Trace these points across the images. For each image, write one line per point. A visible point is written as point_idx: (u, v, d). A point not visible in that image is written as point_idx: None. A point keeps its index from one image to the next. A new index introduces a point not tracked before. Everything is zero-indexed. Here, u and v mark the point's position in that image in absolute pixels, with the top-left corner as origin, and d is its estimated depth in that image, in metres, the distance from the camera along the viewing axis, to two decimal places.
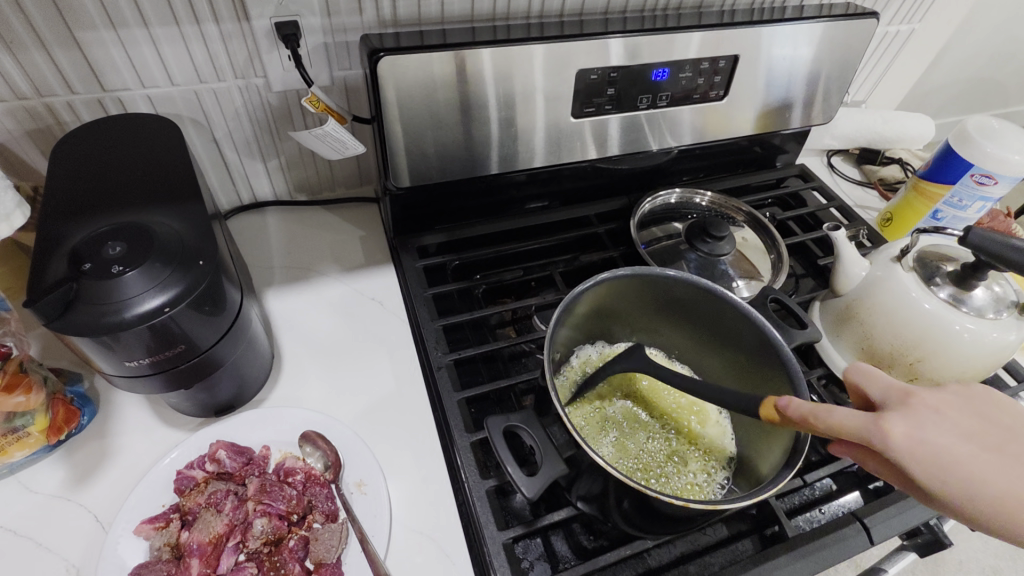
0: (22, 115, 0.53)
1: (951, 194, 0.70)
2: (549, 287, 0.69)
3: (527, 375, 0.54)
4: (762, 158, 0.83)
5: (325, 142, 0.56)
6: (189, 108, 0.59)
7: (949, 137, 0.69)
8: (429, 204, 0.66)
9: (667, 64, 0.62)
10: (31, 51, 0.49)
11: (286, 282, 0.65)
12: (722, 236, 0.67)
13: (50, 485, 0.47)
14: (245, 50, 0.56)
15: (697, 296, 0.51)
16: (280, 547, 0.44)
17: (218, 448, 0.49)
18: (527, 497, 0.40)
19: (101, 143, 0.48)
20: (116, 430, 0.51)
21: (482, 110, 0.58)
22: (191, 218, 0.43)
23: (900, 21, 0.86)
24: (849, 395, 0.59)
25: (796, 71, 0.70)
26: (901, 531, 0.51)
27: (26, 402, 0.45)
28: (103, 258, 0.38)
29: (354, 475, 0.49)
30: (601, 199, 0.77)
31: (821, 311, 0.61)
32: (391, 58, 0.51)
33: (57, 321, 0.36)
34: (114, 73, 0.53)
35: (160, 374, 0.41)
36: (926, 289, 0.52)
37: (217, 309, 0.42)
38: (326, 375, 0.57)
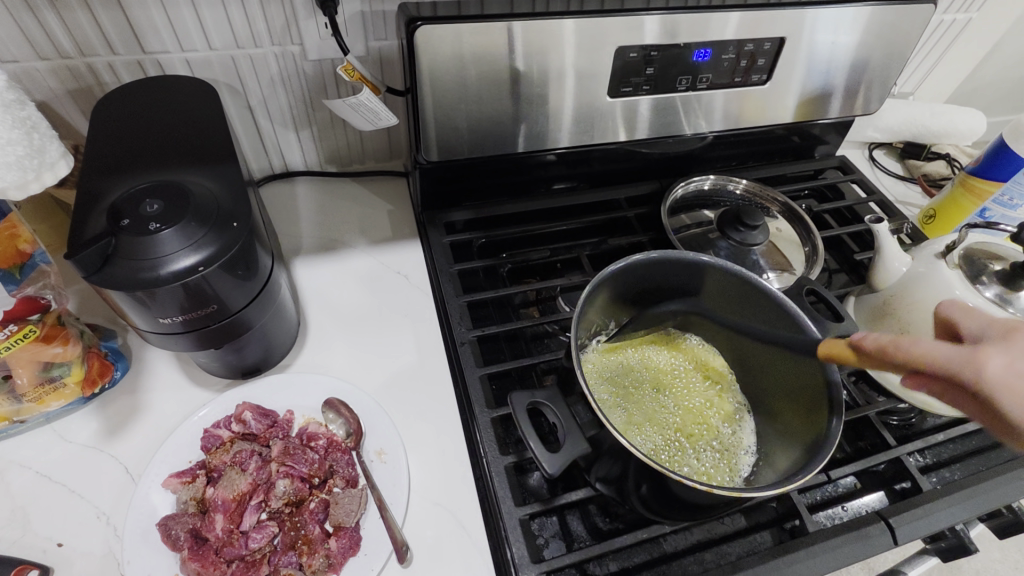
0: (65, 74, 0.54)
1: (1001, 192, 0.67)
2: (574, 269, 0.68)
3: (550, 355, 0.54)
4: (800, 148, 0.81)
5: (358, 112, 0.56)
6: (225, 73, 0.59)
7: (1002, 132, 0.66)
8: (457, 181, 0.66)
9: (708, 44, 0.60)
10: (75, 9, 0.50)
11: (313, 252, 0.65)
12: (755, 225, 0.65)
13: (83, 435, 0.49)
14: (283, 16, 0.56)
15: (728, 283, 0.50)
16: (301, 508, 0.45)
17: (245, 409, 0.49)
18: (547, 474, 0.39)
19: (140, 103, 0.48)
20: (147, 386, 0.52)
21: (515, 85, 0.57)
22: (225, 179, 0.43)
23: (956, 9, 0.82)
24: (879, 394, 0.58)
25: (843, 57, 0.67)
26: (926, 534, 0.49)
27: (63, 353, 0.47)
28: (141, 215, 0.38)
29: (375, 444, 0.49)
30: (632, 182, 0.75)
31: (857, 305, 0.60)
32: (428, 27, 0.51)
33: (96, 274, 0.36)
34: (155, 35, 0.54)
35: (192, 332, 0.42)
36: (971, 288, 0.50)
37: (249, 273, 0.42)
38: (350, 343, 0.58)
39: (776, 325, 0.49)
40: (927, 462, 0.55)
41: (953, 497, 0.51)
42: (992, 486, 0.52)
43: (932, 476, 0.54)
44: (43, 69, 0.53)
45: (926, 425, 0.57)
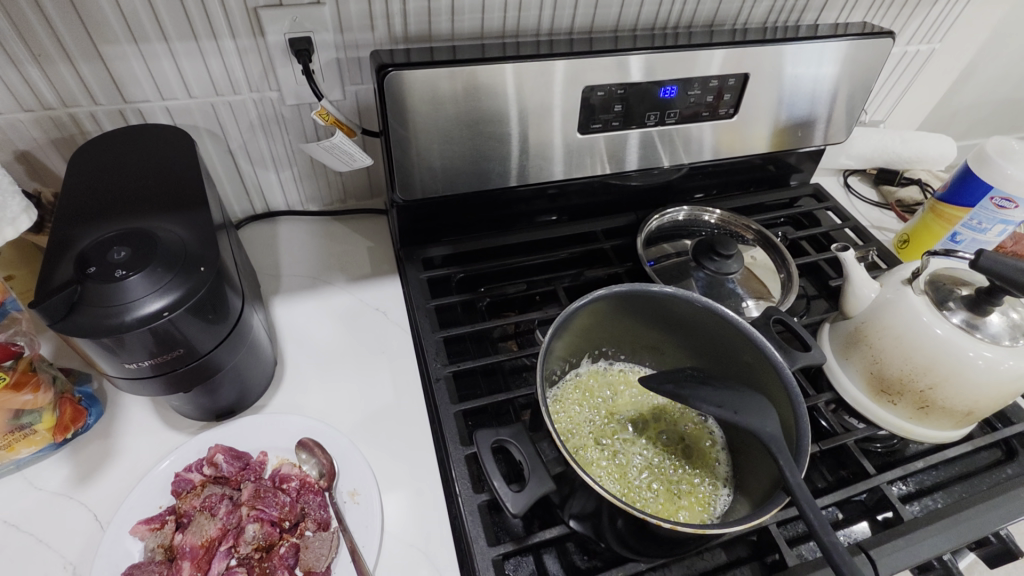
0: (47, 124, 0.55)
1: (970, 216, 0.69)
2: (553, 302, 0.68)
3: (526, 390, 0.54)
4: (775, 177, 0.82)
5: (333, 154, 0.57)
6: (205, 119, 0.61)
7: (967, 158, 0.67)
8: (435, 217, 0.67)
9: (676, 82, 0.62)
10: (57, 63, 0.52)
11: (292, 291, 0.66)
12: (730, 254, 0.66)
13: (53, 482, 0.48)
14: (260, 64, 0.58)
15: (696, 315, 0.50)
16: (270, 554, 0.44)
17: (216, 452, 0.49)
18: (511, 514, 0.39)
19: (116, 153, 0.49)
20: (120, 430, 0.52)
21: (489, 125, 0.59)
22: (196, 225, 0.44)
23: (919, 40, 0.84)
24: (858, 420, 0.58)
25: (808, 89, 0.69)
26: (909, 565, 0.48)
27: (33, 400, 0.47)
28: (108, 262, 0.39)
29: (348, 484, 0.49)
30: (609, 214, 0.77)
31: (831, 333, 0.60)
32: (399, 72, 0.52)
33: (61, 322, 0.37)
34: (135, 86, 0.56)
35: (160, 376, 0.42)
36: (938, 314, 0.51)
37: (217, 315, 0.43)
38: (326, 382, 0.58)
39: (744, 355, 0.49)
40: (909, 490, 0.55)
41: (934, 526, 0.50)
42: (976, 513, 0.51)
43: (914, 505, 0.53)
44: (27, 120, 0.55)
45: (909, 451, 0.57)
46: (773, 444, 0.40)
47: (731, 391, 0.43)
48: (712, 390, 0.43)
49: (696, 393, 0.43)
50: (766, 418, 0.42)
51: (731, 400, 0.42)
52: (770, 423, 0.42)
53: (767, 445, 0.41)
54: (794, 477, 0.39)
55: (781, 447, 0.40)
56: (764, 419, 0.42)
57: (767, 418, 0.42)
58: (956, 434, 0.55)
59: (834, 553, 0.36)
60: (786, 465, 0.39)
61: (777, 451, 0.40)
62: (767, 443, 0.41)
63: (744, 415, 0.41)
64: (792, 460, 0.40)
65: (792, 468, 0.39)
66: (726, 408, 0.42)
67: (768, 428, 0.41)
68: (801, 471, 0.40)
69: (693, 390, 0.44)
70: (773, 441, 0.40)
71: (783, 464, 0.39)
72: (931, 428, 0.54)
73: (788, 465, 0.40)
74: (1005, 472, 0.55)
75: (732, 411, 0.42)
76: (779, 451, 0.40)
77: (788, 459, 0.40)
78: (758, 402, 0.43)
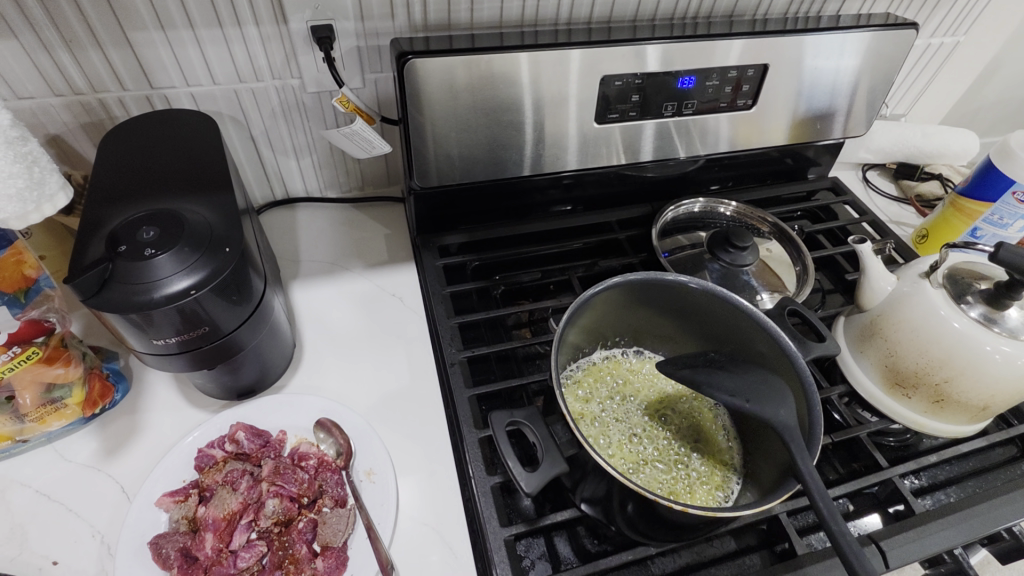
0: (77, 108, 0.57)
1: (991, 211, 0.68)
2: (567, 291, 0.69)
3: (540, 375, 0.54)
4: (793, 170, 0.81)
5: (353, 141, 0.59)
6: (229, 106, 0.62)
7: (989, 153, 0.67)
8: (451, 206, 0.68)
9: (693, 72, 0.62)
10: (88, 49, 0.53)
11: (311, 276, 0.67)
12: (745, 246, 0.66)
13: (82, 455, 0.50)
14: (282, 51, 0.59)
15: (711, 305, 0.51)
16: (289, 528, 0.46)
17: (238, 430, 0.50)
18: (526, 493, 0.40)
19: (144, 137, 0.51)
20: (145, 407, 0.54)
21: (508, 114, 0.59)
22: (221, 207, 0.45)
23: (944, 32, 0.83)
24: (870, 413, 0.58)
25: (826, 82, 0.68)
26: (920, 558, 0.48)
27: (64, 373, 0.49)
28: (137, 242, 0.40)
29: (365, 464, 0.50)
30: (625, 204, 0.77)
31: (845, 326, 0.60)
32: (418, 60, 0.53)
33: (93, 298, 0.38)
34: (162, 72, 0.57)
35: (185, 353, 0.43)
36: (956, 307, 0.51)
37: (240, 296, 0.44)
38: (343, 365, 0.59)
39: (758, 345, 0.49)
40: (922, 484, 0.55)
41: (947, 520, 0.50)
42: (988, 509, 0.51)
43: (927, 498, 0.53)
44: (58, 105, 0.56)
45: (923, 445, 0.57)
46: (786, 433, 0.41)
47: (743, 381, 0.44)
48: (726, 378, 0.44)
49: (710, 380, 0.44)
50: (779, 407, 0.42)
51: (745, 390, 0.43)
52: (783, 411, 0.42)
53: (779, 433, 0.41)
54: (805, 465, 0.39)
55: (794, 434, 0.41)
56: (777, 408, 0.42)
57: (780, 407, 0.42)
58: (971, 429, 0.55)
59: (842, 542, 0.36)
60: (798, 453, 0.40)
61: (790, 439, 0.40)
62: (780, 431, 0.41)
63: (757, 404, 0.42)
64: (804, 448, 0.40)
65: (804, 456, 0.40)
66: (739, 399, 0.42)
67: (781, 417, 0.41)
68: (813, 459, 0.41)
69: (706, 380, 0.44)
70: (786, 430, 0.41)
71: (796, 453, 0.40)
72: (947, 422, 0.54)
73: (800, 453, 0.40)
74: (1019, 468, 0.55)
75: (744, 402, 0.42)
76: (792, 439, 0.40)
77: (800, 448, 0.40)
78: (773, 390, 0.43)
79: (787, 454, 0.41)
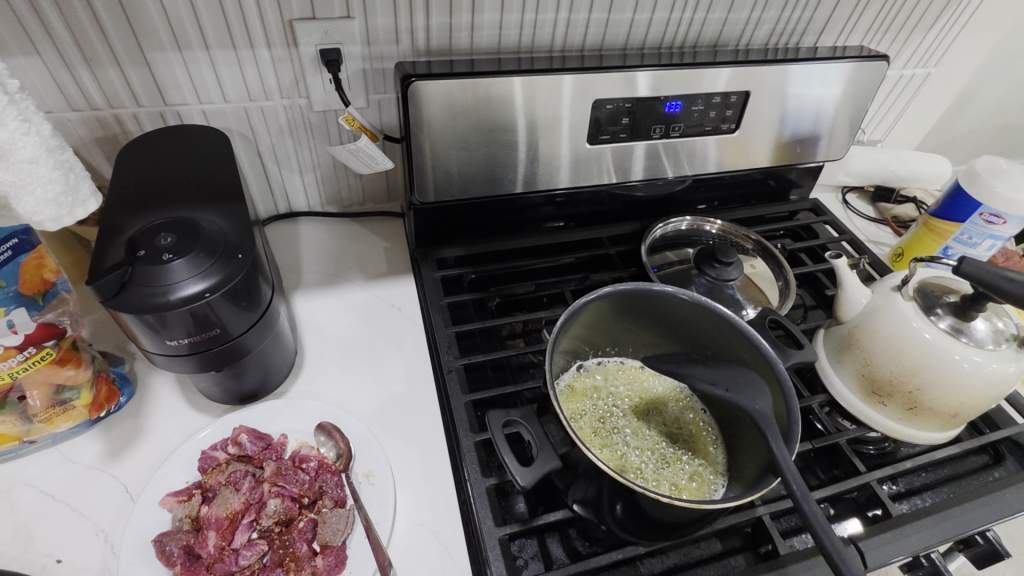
0: (93, 123, 0.60)
1: (961, 231, 0.71)
2: (560, 304, 0.71)
3: (533, 383, 0.56)
4: (776, 192, 0.85)
5: (357, 157, 0.62)
6: (238, 122, 0.65)
7: (958, 177, 0.71)
8: (450, 221, 0.71)
9: (680, 97, 0.66)
10: (107, 67, 0.56)
11: (313, 287, 0.69)
12: (730, 262, 0.69)
13: (87, 457, 0.51)
14: (292, 73, 0.62)
15: (697, 315, 0.53)
16: (290, 527, 0.47)
17: (240, 432, 0.52)
18: (521, 486, 0.42)
19: (159, 150, 0.53)
20: (150, 411, 0.55)
21: (505, 134, 0.63)
22: (233, 216, 0.47)
23: (915, 64, 0.88)
24: (848, 421, 0.60)
25: (805, 109, 0.72)
26: (897, 559, 0.50)
27: (74, 375, 0.51)
28: (156, 247, 0.42)
29: (363, 467, 0.52)
30: (615, 222, 0.80)
31: (825, 337, 0.63)
32: (421, 82, 0.56)
33: (112, 299, 0.40)
34: (177, 90, 0.60)
35: (196, 354, 0.45)
36: (926, 319, 0.53)
37: (250, 302, 0.46)
38: (344, 372, 0.61)
39: (740, 353, 0.52)
40: (899, 489, 0.57)
41: (922, 523, 0.52)
42: (961, 513, 0.53)
43: (904, 503, 0.56)
44: (75, 119, 0.59)
45: (900, 453, 0.59)
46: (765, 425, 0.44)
47: (721, 372, 0.50)
48: (703, 372, 0.52)
49: (693, 372, 0.52)
50: (757, 398, 0.46)
51: (725, 380, 0.49)
52: (761, 403, 0.46)
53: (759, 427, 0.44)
54: (784, 458, 0.42)
55: (772, 429, 0.43)
56: (755, 400, 0.46)
57: (758, 399, 0.46)
58: (943, 436, 0.58)
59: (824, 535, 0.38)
60: (776, 446, 0.42)
61: (768, 432, 0.43)
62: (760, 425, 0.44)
63: (734, 394, 0.47)
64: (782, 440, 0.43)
65: (782, 448, 0.42)
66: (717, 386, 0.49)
67: (757, 407, 0.45)
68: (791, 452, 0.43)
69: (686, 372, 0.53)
70: (763, 420, 0.44)
71: (774, 445, 0.42)
72: (921, 429, 0.57)
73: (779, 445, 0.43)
74: (992, 475, 0.57)
75: (723, 390, 0.49)
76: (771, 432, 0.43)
77: (778, 441, 0.42)
78: (751, 383, 0.48)
79: (766, 444, 0.44)
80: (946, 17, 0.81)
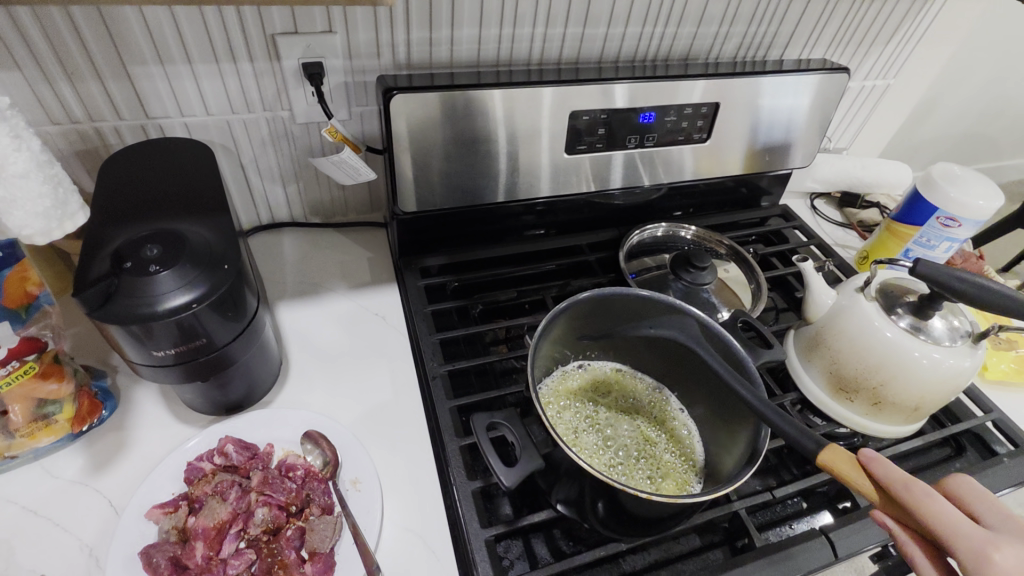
0: (73, 136, 0.60)
1: (920, 234, 0.75)
2: (542, 310, 0.73)
3: (516, 387, 0.58)
4: (747, 198, 0.89)
5: (340, 169, 0.63)
6: (220, 135, 0.66)
7: (916, 183, 0.75)
8: (432, 230, 0.72)
9: (653, 108, 0.68)
10: (88, 81, 0.56)
11: (297, 297, 0.70)
12: (704, 267, 0.71)
13: (70, 471, 0.51)
14: (274, 86, 0.63)
15: (655, 309, 0.56)
16: (278, 536, 0.48)
17: (227, 443, 0.52)
18: (505, 486, 0.43)
19: (141, 164, 0.53)
20: (134, 423, 0.55)
21: (485, 144, 0.64)
22: (219, 228, 0.48)
23: (875, 76, 0.93)
24: (819, 417, 0.63)
25: (772, 118, 0.75)
26: (866, 548, 0.52)
27: (58, 389, 0.50)
28: (142, 258, 0.43)
29: (350, 473, 0.52)
30: (594, 229, 0.82)
31: (795, 338, 0.65)
32: (402, 95, 0.58)
33: (98, 310, 0.40)
34: (158, 103, 0.60)
35: (182, 365, 0.45)
36: (888, 319, 0.56)
37: (235, 312, 0.47)
38: (330, 381, 0.62)
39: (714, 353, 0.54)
40: None
41: None
42: None
43: None
44: (55, 132, 0.59)
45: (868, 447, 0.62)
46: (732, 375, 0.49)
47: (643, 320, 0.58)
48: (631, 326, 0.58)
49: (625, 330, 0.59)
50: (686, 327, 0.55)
51: (647, 321, 0.57)
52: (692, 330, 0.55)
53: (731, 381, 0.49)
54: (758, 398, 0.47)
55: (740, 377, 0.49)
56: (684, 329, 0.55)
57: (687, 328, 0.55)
58: (907, 429, 0.60)
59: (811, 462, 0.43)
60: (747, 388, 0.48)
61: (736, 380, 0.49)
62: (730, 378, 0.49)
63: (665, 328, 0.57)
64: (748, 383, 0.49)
65: (751, 389, 0.48)
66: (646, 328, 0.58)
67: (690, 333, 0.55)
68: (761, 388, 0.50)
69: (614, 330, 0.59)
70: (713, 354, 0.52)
71: (740, 384, 0.48)
72: (886, 424, 0.59)
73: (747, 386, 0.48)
74: (954, 465, 0.60)
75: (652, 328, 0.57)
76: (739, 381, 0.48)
77: (746, 385, 0.48)
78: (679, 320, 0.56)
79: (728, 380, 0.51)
80: (902, 31, 0.86)
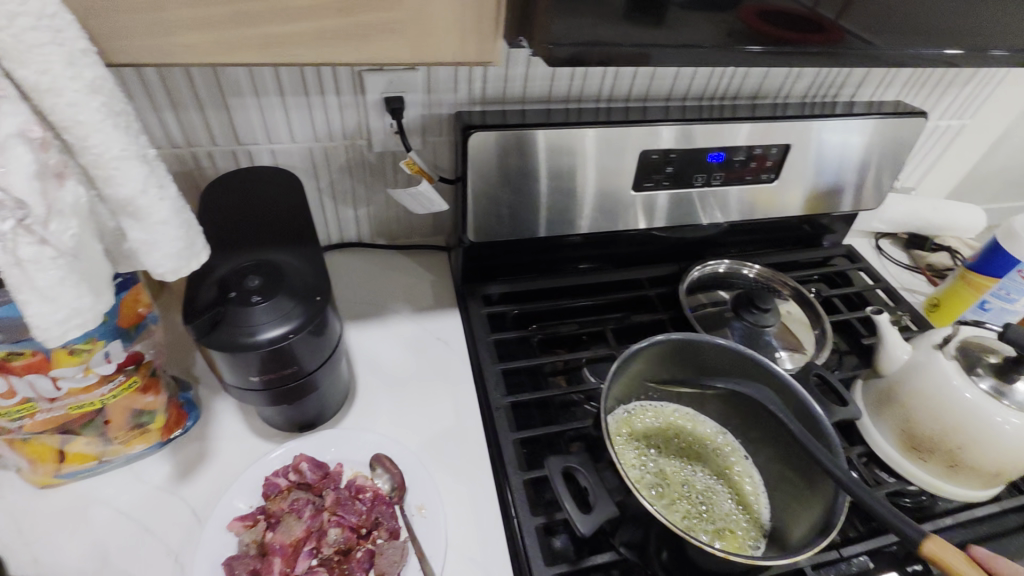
0: (172, 159, 0.64)
1: (999, 286, 0.72)
2: (600, 342, 0.73)
3: (578, 423, 0.59)
4: (810, 237, 0.87)
5: (415, 199, 0.65)
6: (302, 161, 0.69)
7: (995, 234, 0.72)
8: (496, 259, 0.74)
9: (722, 148, 0.69)
10: (190, 110, 0.60)
11: (363, 318, 0.73)
12: (767, 308, 0.71)
13: (158, 478, 0.54)
14: (356, 116, 0.66)
15: (730, 359, 0.56)
16: (349, 557, 0.49)
17: (302, 460, 0.54)
18: (581, 534, 0.43)
19: (237, 191, 0.57)
20: (214, 435, 0.58)
21: (554, 180, 0.66)
22: (310, 258, 0.51)
23: (950, 116, 0.90)
24: (887, 473, 0.61)
25: (838, 158, 0.74)
26: None
27: (153, 401, 0.54)
28: (245, 289, 0.46)
29: (416, 499, 0.54)
30: (653, 263, 0.82)
31: (864, 390, 0.64)
32: (480, 134, 0.60)
33: (206, 337, 0.43)
34: (250, 131, 0.64)
35: (273, 388, 0.48)
36: (967, 379, 0.55)
37: (323, 340, 0.49)
38: (395, 404, 0.63)
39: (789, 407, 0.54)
40: None
41: None
42: None
43: None
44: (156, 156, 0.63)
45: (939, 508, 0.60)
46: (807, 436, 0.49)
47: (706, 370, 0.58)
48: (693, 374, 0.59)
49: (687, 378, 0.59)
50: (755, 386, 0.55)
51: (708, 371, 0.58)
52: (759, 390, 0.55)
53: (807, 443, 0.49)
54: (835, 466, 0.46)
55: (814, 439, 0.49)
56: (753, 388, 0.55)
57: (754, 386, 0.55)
58: (985, 494, 0.58)
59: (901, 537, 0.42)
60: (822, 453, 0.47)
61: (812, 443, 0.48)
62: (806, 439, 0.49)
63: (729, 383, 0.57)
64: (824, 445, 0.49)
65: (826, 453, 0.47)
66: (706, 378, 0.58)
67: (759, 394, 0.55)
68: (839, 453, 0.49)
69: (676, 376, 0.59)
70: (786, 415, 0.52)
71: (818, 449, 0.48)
72: (961, 487, 0.57)
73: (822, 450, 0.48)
74: None
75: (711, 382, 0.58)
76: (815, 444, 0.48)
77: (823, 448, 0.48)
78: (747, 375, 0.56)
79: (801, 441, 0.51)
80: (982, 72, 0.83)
